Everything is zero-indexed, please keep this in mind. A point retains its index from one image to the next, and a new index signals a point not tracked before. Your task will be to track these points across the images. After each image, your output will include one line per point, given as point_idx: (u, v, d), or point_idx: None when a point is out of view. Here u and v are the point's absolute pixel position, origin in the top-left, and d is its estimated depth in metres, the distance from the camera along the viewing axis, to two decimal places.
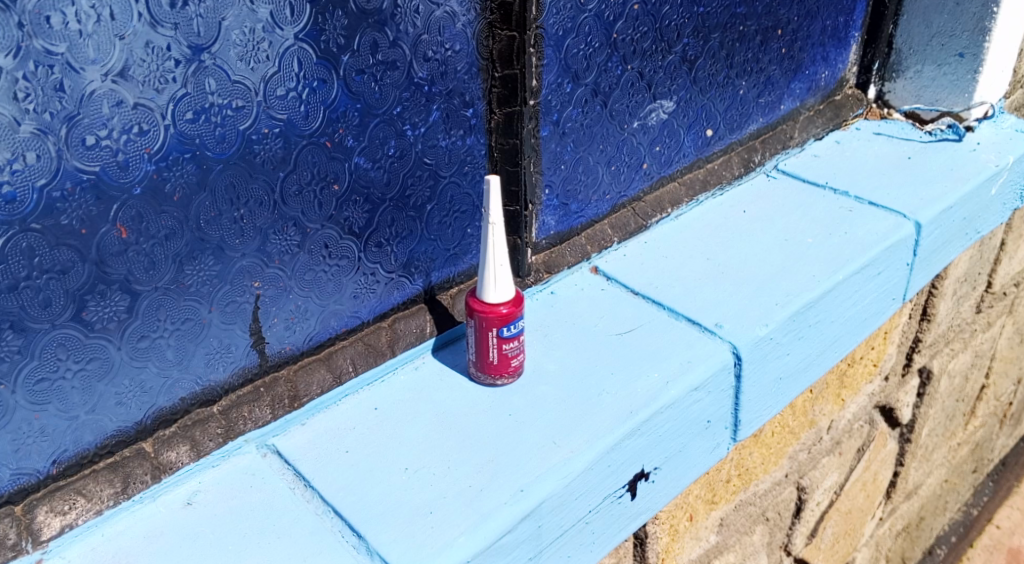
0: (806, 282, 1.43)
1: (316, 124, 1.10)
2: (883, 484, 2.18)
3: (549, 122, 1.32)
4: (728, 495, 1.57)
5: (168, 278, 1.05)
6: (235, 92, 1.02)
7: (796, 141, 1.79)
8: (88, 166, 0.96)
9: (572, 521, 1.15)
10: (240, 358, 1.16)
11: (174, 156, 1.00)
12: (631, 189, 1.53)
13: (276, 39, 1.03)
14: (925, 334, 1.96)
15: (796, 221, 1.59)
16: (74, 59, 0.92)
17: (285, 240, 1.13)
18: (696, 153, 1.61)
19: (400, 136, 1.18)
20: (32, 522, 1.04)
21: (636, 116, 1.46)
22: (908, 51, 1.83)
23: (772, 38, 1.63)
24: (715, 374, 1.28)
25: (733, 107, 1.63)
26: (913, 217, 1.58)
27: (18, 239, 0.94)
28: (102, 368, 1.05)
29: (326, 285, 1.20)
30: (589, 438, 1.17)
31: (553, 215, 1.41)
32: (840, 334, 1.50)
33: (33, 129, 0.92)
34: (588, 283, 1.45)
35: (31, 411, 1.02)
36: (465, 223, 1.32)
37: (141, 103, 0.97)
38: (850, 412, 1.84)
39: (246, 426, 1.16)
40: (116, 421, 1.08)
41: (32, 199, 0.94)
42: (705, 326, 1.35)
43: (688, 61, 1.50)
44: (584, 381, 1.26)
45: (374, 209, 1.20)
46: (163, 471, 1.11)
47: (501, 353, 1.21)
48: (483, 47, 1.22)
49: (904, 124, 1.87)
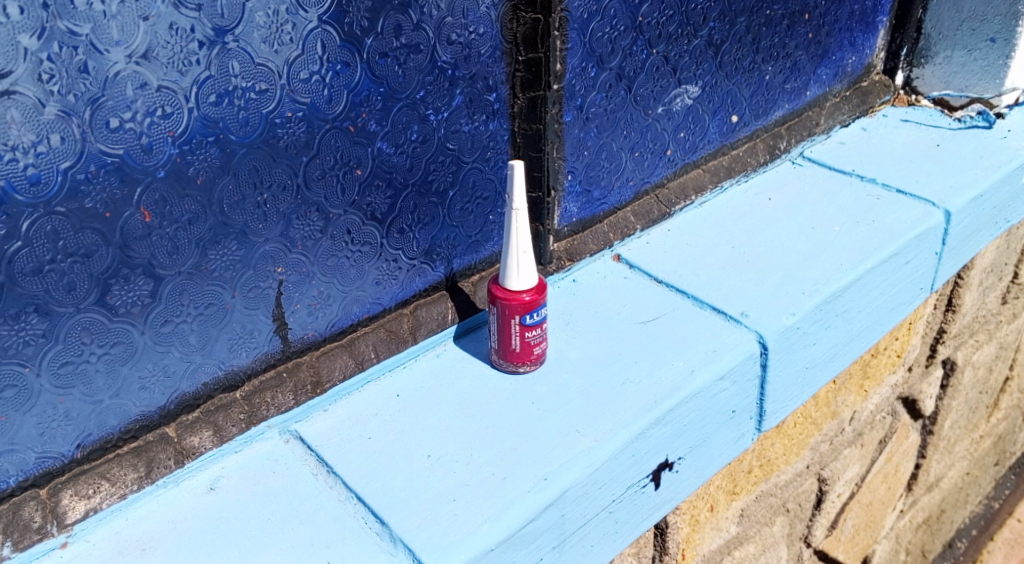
0: (833, 271, 1.41)
1: (339, 108, 1.09)
2: (904, 476, 2.16)
3: (572, 107, 1.31)
4: (749, 486, 1.56)
5: (192, 263, 1.05)
6: (258, 75, 1.02)
7: (822, 128, 1.76)
8: (113, 148, 0.95)
9: (596, 509, 1.14)
10: (262, 343, 1.15)
11: (198, 139, 1.00)
12: (654, 175, 1.51)
13: (299, 21, 1.03)
14: (950, 325, 1.94)
15: (822, 210, 1.57)
16: (98, 41, 0.91)
17: (308, 225, 1.12)
18: (721, 139, 1.59)
19: (423, 121, 1.17)
20: (57, 505, 1.04)
21: (661, 101, 1.44)
22: (937, 35, 1.80)
23: (799, 22, 1.61)
24: (741, 363, 1.27)
25: (759, 92, 1.61)
26: (942, 206, 1.56)
27: (43, 222, 0.94)
28: (125, 352, 1.04)
29: (349, 271, 1.19)
30: (614, 427, 1.16)
31: (575, 202, 1.40)
32: (867, 324, 1.48)
33: (58, 111, 0.91)
34: (611, 271, 1.44)
35: (55, 395, 1.02)
36: (487, 210, 1.31)
37: (164, 85, 0.96)
38: (873, 403, 1.82)
39: (269, 412, 1.16)
40: (140, 405, 1.08)
41: (57, 181, 0.93)
42: (730, 315, 1.33)
43: (714, 45, 1.48)
44: (607, 368, 1.25)
45: (397, 194, 1.19)
46: (186, 455, 1.11)
47: (524, 341, 1.20)
48: (506, 30, 1.21)
49: (932, 111, 1.84)
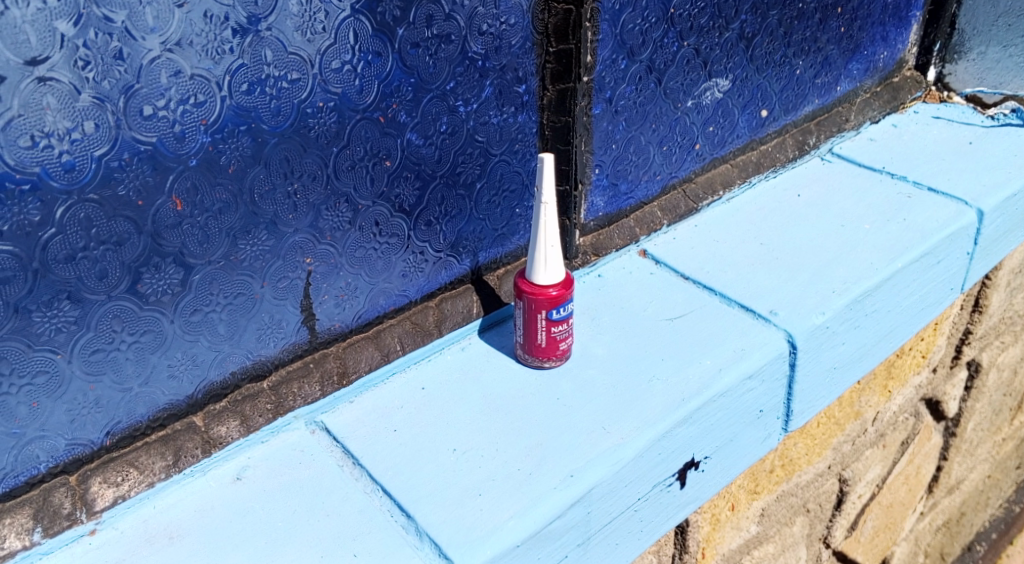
0: (864, 270, 1.40)
1: (370, 99, 1.08)
2: (926, 477, 2.13)
3: (602, 99, 1.30)
4: (771, 486, 1.54)
5: (222, 252, 1.05)
6: (291, 64, 1.01)
7: (852, 124, 1.75)
8: (146, 136, 0.95)
9: (621, 508, 1.14)
10: (291, 334, 1.15)
11: (230, 128, 1.00)
12: (682, 170, 1.50)
13: (332, 10, 1.02)
14: (977, 326, 1.91)
15: (852, 207, 1.55)
16: (134, 28, 0.91)
17: (337, 216, 1.12)
18: (750, 134, 1.58)
19: (452, 112, 1.16)
20: (87, 492, 1.04)
21: (691, 94, 1.43)
22: (972, 31, 1.78)
23: (831, 16, 1.59)
24: (770, 362, 1.26)
25: (789, 87, 1.59)
26: (975, 205, 1.54)
27: (76, 209, 0.94)
28: (155, 340, 1.04)
29: (376, 262, 1.19)
30: (641, 425, 1.15)
31: (602, 196, 1.39)
32: (897, 323, 1.46)
33: (93, 98, 0.91)
34: (637, 266, 1.43)
35: (86, 382, 1.02)
36: (514, 203, 1.30)
37: (198, 73, 0.96)
38: (897, 403, 1.80)
39: (296, 402, 1.16)
40: (169, 394, 1.08)
41: (90, 168, 0.93)
42: (759, 313, 1.32)
43: (746, 38, 1.46)
44: (634, 365, 1.24)
45: (425, 186, 1.18)
46: (213, 445, 1.11)
47: (550, 335, 1.20)
48: (538, 21, 1.20)
49: (965, 108, 1.82)
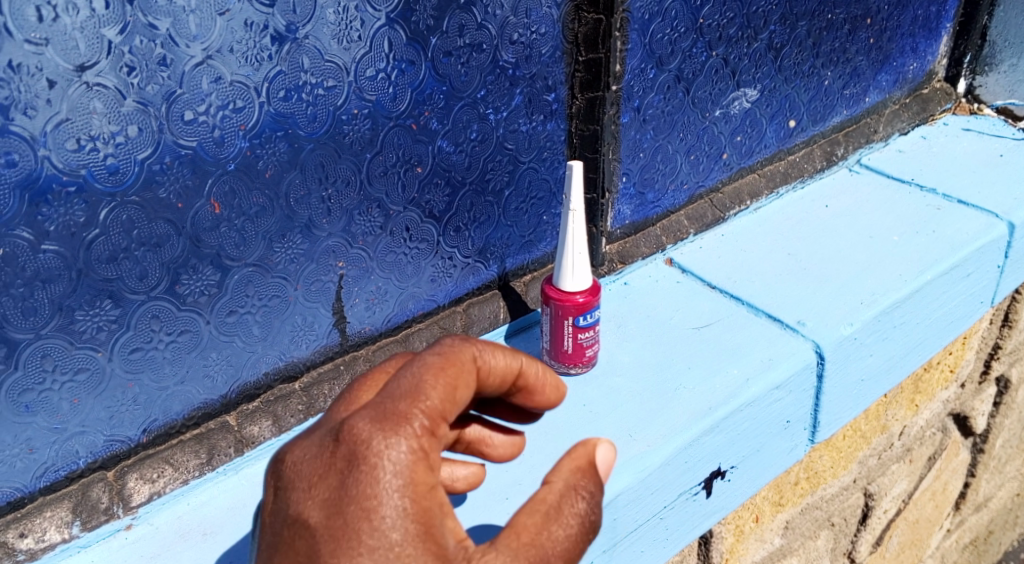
0: (892, 282, 1.40)
1: (403, 106, 1.10)
2: (952, 494, 2.12)
3: (630, 108, 1.31)
4: (796, 498, 1.54)
5: (258, 254, 1.07)
6: (328, 71, 1.03)
7: (880, 135, 1.75)
8: (187, 141, 0.97)
9: (647, 516, 1.15)
10: (322, 336, 1.17)
11: (268, 133, 1.02)
12: (709, 179, 1.51)
13: (368, 18, 1.04)
14: (1005, 341, 1.90)
15: (881, 218, 1.56)
16: (177, 35, 0.93)
17: (369, 221, 1.14)
18: (778, 144, 1.58)
19: (482, 120, 1.18)
20: (124, 487, 1.07)
21: (719, 104, 1.44)
22: (1003, 43, 1.77)
23: (860, 27, 1.59)
24: (798, 372, 1.26)
25: (817, 98, 1.60)
26: (1006, 218, 1.54)
27: (119, 211, 0.96)
28: (191, 340, 1.07)
29: (406, 267, 1.21)
30: (667, 433, 1.16)
31: (629, 204, 1.40)
32: (925, 336, 1.46)
33: (137, 103, 0.93)
34: (663, 274, 1.44)
35: (125, 380, 1.04)
36: (542, 210, 1.31)
37: (237, 80, 0.98)
38: (924, 418, 1.79)
39: (326, 404, 1.17)
40: (203, 393, 1.10)
41: (134, 171, 0.95)
42: (786, 323, 1.33)
43: (774, 49, 1.47)
44: (660, 373, 1.25)
45: (455, 192, 1.20)
46: (246, 444, 1.13)
47: (576, 342, 1.21)
48: (568, 31, 1.22)
49: (995, 120, 1.82)
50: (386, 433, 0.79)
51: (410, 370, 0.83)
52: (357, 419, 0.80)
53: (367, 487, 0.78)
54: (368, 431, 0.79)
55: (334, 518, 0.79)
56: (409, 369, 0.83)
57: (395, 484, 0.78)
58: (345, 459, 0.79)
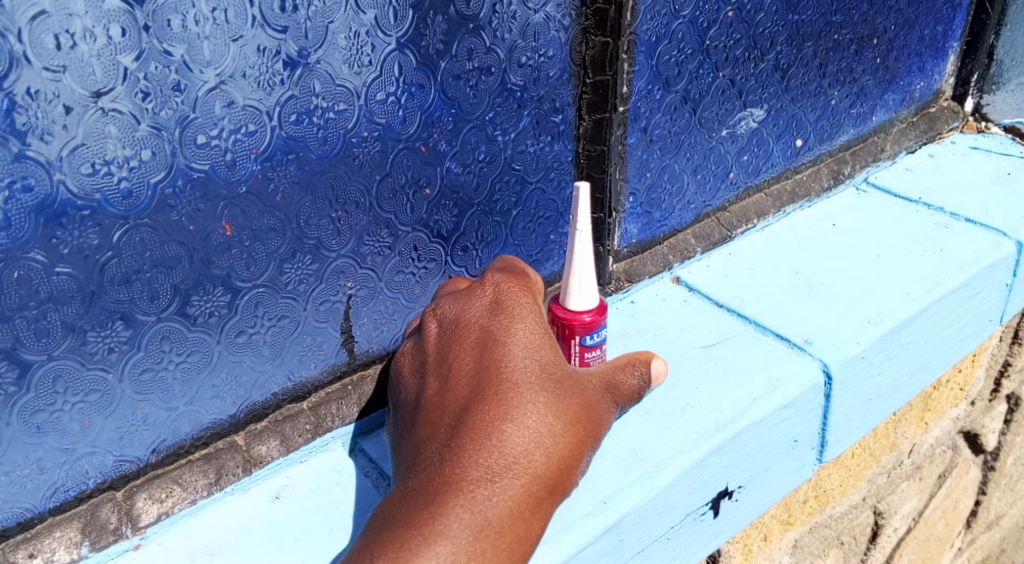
0: (900, 301, 1.40)
1: (412, 129, 1.11)
2: (963, 512, 2.11)
3: (637, 129, 1.32)
4: (804, 517, 1.54)
5: (267, 275, 1.08)
6: (338, 95, 1.04)
7: (888, 153, 1.75)
8: (199, 164, 0.98)
9: (654, 536, 1.15)
10: (330, 355, 1.18)
11: (279, 156, 1.03)
12: (716, 198, 1.51)
13: (378, 43, 1.05)
14: (1015, 358, 1.90)
15: (888, 237, 1.56)
16: (191, 61, 0.95)
17: (378, 242, 1.15)
18: (785, 163, 1.59)
19: (490, 141, 1.19)
20: (132, 508, 1.07)
21: (725, 124, 1.45)
22: (1010, 62, 1.77)
23: (867, 47, 1.60)
24: (805, 392, 1.26)
25: (824, 117, 1.61)
26: (1013, 236, 1.54)
27: (132, 233, 0.97)
28: (201, 361, 1.07)
29: (414, 287, 1.22)
30: (674, 453, 1.16)
31: (635, 224, 1.41)
32: (933, 355, 1.47)
33: (150, 128, 0.94)
34: (670, 293, 1.44)
35: (135, 400, 1.05)
36: (549, 230, 1.32)
37: (250, 104, 0.99)
38: (933, 436, 1.79)
39: (334, 423, 1.19)
40: (212, 413, 1.11)
41: (147, 194, 0.97)
42: (794, 342, 1.33)
43: (781, 69, 1.48)
44: (667, 392, 1.25)
45: (463, 213, 1.21)
46: (254, 464, 1.14)
47: (583, 361, 1.20)
48: (576, 53, 1.23)
49: (1003, 139, 1.83)
50: (505, 309, 1.09)
51: (492, 277, 1.13)
52: (472, 309, 1.10)
53: (506, 348, 1.05)
54: (493, 312, 1.09)
55: (482, 373, 1.04)
56: (488, 278, 1.13)
57: (510, 375, 1.03)
58: (480, 331, 1.07)
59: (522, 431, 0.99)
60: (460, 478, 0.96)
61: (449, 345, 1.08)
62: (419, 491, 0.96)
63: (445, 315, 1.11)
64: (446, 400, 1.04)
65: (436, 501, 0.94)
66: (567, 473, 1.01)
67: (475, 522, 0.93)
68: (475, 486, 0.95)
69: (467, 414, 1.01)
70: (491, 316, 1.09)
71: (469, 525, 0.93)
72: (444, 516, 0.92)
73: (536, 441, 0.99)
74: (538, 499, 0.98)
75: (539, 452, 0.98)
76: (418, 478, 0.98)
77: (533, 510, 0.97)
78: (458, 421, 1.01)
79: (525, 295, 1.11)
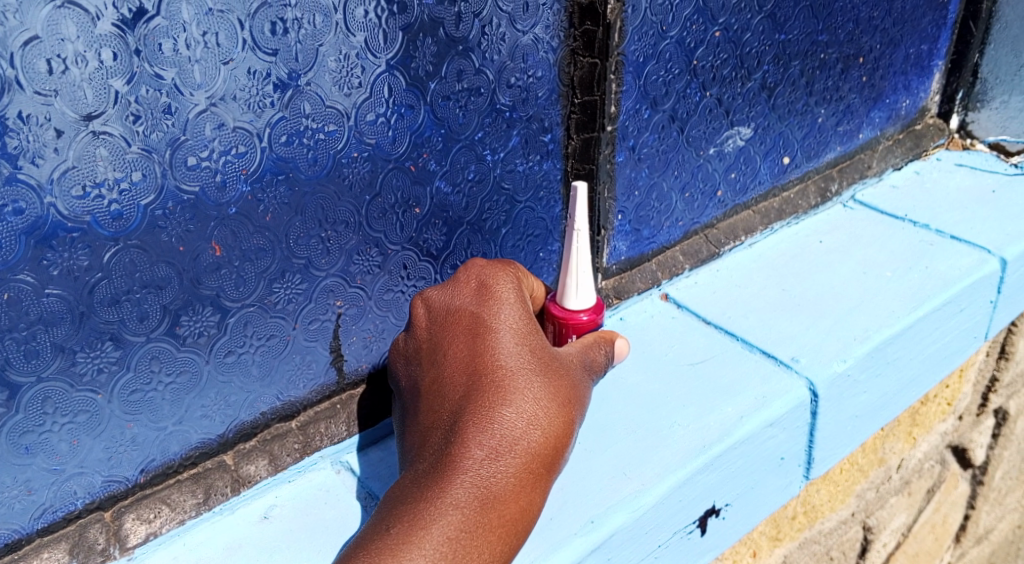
0: (885, 318, 1.41)
1: (402, 149, 1.12)
2: (952, 526, 2.12)
3: (625, 148, 1.33)
4: (793, 532, 1.55)
5: (257, 295, 1.08)
6: (328, 117, 1.05)
7: (874, 170, 1.77)
8: (189, 185, 0.99)
9: (641, 554, 1.16)
10: (319, 374, 1.18)
11: (269, 176, 1.03)
12: (704, 216, 1.52)
13: (368, 65, 1.06)
14: (1002, 373, 1.91)
15: (874, 254, 1.57)
16: (182, 84, 0.95)
17: (367, 261, 1.15)
18: (772, 180, 1.60)
19: (479, 161, 1.20)
20: (120, 528, 1.07)
21: (713, 142, 1.46)
22: (994, 80, 1.79)
23: (853, 66, 1.61)
24: (791, 410, 1.27)
25: (811, 135, 1.62)
26: (998, 253, 1.55)
27: (122, 255, 0.97)
28: (190, 381, 1.08)
29: (403, 306, 1.22)
30: (661, 471, 1.17)
31: (624, 241, 1.42)
32: (918, 372, 1.48)
33: (141, 150, 0.95)
34: (658, 310, 1.45)
35: (124, 420, 1.05)
36: (538, 247, 1.33)
37: (240, 126, 1.00)
38: (921, 451, 1.80)
39: (323, 442, 1.19)
40: (201, 433, 1.11)
41: (137, 216, 0.97)
42: (780, 360, 1.34)
43: (768, 88, 1.49)
44: (655, 410, 1.26)
45: (452, 231, 1.22)
46: (242, 483, 1.14)
47: None
48: (564, 73, 1.24)
49: (988, 155, 1.85)
50: (493, 293, 1.10)
51: (473, 264, 1.13)
52: (461, 296, 1.11)
53: (499, 334, 1.07)
54: (482, 297, 1.10)
55: (477, 357, 1.05)
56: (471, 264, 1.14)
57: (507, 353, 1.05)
58: (470, 317, 1.09)
59: (522, 409, 1.01)
60: (462, 455, 0.98)
61: (441, 331, 1.09)
62: (427, 471, 0.98)
63: (436, 300, 1.12)
64: (444, 386, 1.05)
65: (443, 476, 0.96)
66: (565, 451, 1.03)
67: (481, 496, 0.95)
68: (479, 462, 0.97)
69: (467, 396, 1.03)
70: (479, 300, 1.10)
71: (474, 499, 0.95)
72: (452, 487, 0.95)
73: (535, 417, 1.01)
74: (540, 473, 1.00)
75: (538, 430, 1.00)
76: (424, 461, 1.00)
77: (532, 483, 0.98)
78: (457, 406, 1.03)
79: (512, 278, 1.12)
